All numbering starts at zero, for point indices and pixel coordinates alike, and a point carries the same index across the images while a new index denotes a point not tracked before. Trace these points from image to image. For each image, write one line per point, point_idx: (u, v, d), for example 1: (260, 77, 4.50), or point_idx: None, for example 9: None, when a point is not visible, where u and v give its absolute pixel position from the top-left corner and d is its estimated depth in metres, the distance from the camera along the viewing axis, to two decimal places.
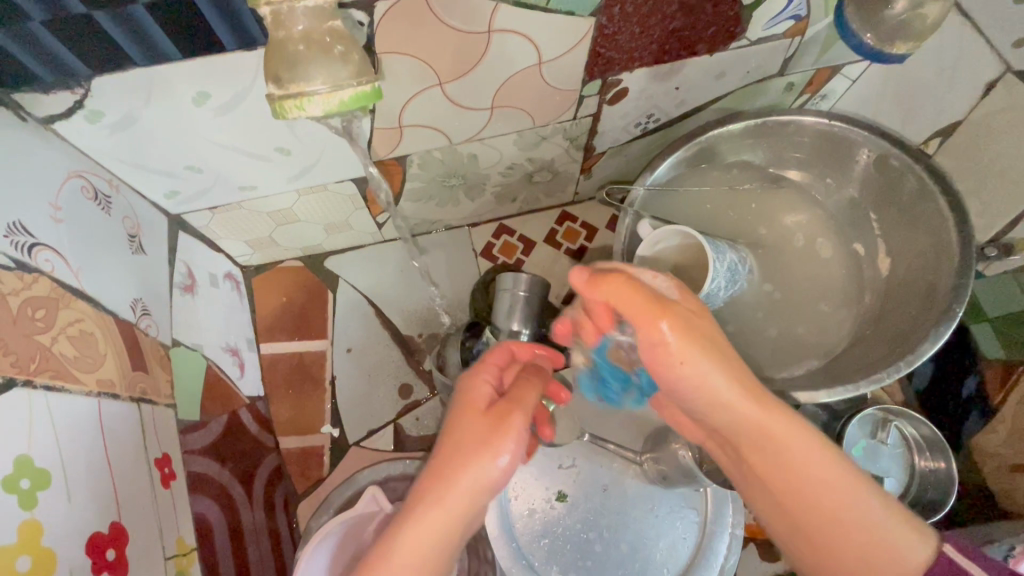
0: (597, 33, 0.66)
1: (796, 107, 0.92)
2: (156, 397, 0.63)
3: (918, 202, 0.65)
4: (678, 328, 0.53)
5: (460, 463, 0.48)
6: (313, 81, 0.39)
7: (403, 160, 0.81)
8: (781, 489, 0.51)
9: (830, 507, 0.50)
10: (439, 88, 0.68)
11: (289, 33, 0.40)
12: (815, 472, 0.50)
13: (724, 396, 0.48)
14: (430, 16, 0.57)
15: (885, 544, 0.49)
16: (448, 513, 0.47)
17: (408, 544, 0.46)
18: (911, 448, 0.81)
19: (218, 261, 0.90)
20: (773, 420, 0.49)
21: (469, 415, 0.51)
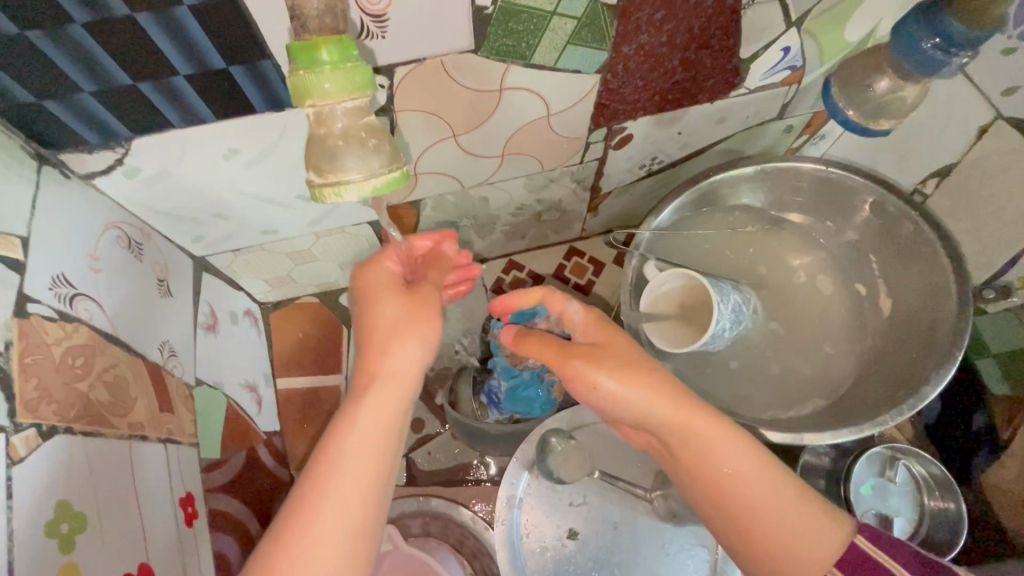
0: (602, 88, 0.69)
1: (795, 147, 0.95)
2: (181, 436, 0.66)
3: (916, 246, 0.68)
4: (607, 335, 0.59)
5: (372, 393, 0.51)
6: (346, 159, 0.43)
7: (417, 204, 0.85)
8: (705, 481, 0.53)
9: (746, 491, 0.51)
10: (452, 140, 0.72)
11: (330, 130, 0.43)
12: (731, 460, 0.51)
13: (631, 404, 0.54)
14: (446, 78, 0.61)
15: (799, 530, 0.49)
16: (370, 432, 0.49)
17: (348, 460, 0.47)
18: (921, 487, 0.81)
19: (238, 298, 0.94)
20: (681, 414, 0.53)
21: (389, 293, 0.56)
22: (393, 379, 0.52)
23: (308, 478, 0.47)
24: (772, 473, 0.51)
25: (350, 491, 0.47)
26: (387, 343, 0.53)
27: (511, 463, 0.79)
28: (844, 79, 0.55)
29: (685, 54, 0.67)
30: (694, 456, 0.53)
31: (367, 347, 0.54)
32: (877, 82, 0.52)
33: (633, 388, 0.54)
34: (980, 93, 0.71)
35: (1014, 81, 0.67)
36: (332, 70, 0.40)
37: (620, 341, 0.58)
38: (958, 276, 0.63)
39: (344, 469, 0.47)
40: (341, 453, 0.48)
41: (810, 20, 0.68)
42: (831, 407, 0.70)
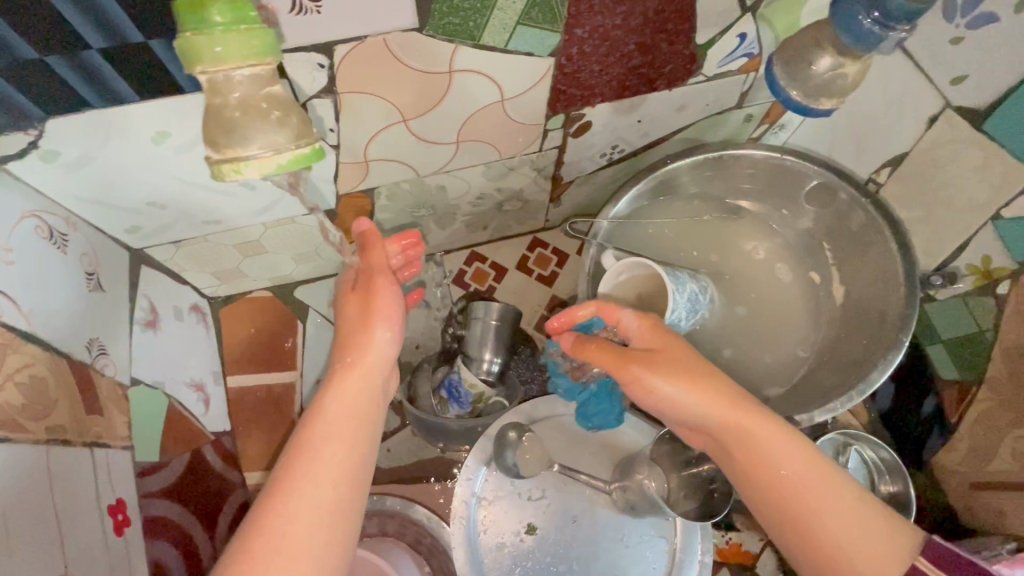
0: (557, 72, 0.68)
1: (755, 136, 0.95)
2: (113, 439, 0.62)
3: (864, 235, 0.68)
4: (658, 336, 0.58)
5: (338, 380, 0.53)
6: (250, 147, 0.40)
7: (371, 193, 0.82)
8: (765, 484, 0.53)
9: (805, 494, 0.51)
10: (403, 125, 0.69)
11: (225, 99, 0.40)
12: (789, 467, 0.52)
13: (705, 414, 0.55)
14: (392, 59, 0.58)
15: (859, 541, 0.49)
16: (341, 416, 0.51)
17: (321, 444, 0.49)
18: (873, 472, 0.83)
19: (183, 293, 0.89)
20: (738, 416, 0.54)
21: (348, 297, 0.58)
22: (355, 373, 0.54)
23: (284, 462, 0.48)
24: (829, 482, 0.51)
25: (325, 473, 0.48)
26: (348, 342, 0.55)
27: (468, 457, 0.76)
28: (787, 61, 0.57)
29: (641, 37, 0.66)
30: (752, 454, 0.53)
31: (342, 342, 0.56)
32: (817, 62, 0.55)
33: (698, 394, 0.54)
34: (931, 81, 0.72)
35: (963, 69, 0.68)
36: (240, 31, 0.37)
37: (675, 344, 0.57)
38: (907, 262, 0.64)
39: (320, 452, 0.49)
40: (314, 441, 0.49)
41: (765, 5, 0.67)
42: (788, 396, 0.71)
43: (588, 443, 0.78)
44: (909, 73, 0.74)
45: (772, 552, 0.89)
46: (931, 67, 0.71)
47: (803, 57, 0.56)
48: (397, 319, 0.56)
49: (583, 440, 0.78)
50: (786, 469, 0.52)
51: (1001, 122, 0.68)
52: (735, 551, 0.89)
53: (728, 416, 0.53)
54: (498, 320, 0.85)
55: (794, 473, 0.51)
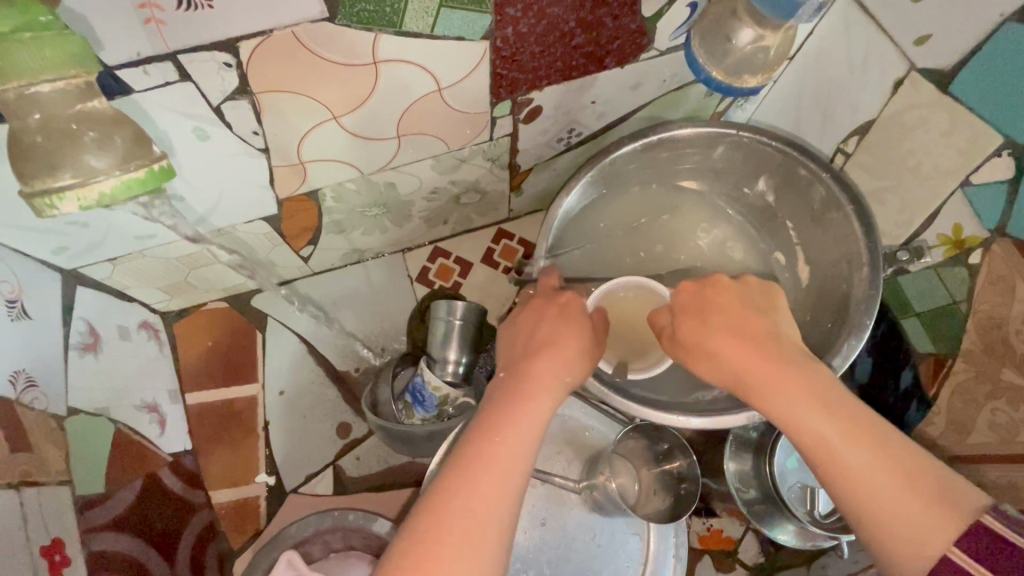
0: (495, 55, 0.63)
1: (718, 111, 0.91)
2: (43, 475, 0.59)
3: (825, 214, 0.65)
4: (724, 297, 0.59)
5: (525, 402, 0.50)
6: (59, 176, 0.39)
7: (315, 195, 0.78)
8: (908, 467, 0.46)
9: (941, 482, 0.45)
10: (335, 122, 0.64)
11: (25, 122, 0.39)
12: (819, 414, 0.48)
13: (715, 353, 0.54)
14: (307, 53, 0.53)
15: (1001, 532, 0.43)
16: (529, 436, 0.49)
17: (497, 467, 0.46)
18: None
19: (130, 311, 0.85)
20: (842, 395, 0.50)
21: (558, 319, 0.57)
22: (563, 376, 0.53)
23: (456, 481, 0.45)
24: (867, 431, 0.46)
25: (501, 493, 0.45)
26: (577, 350, 0.55)
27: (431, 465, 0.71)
28: (704, 39, 0.56)
29: (580, 14, 0.61)
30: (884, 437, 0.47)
31: (555, 354, 0.54)
32: (735, 35, 0.54)
33: (716, 334, 0.54)
34: (894, 42, 0.68)
35: (925, 28, 0.64)
36: (26, 41, 0.35)
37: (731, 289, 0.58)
38: (871, 238, 0.61)
39: (503, 469, 0.46)
40: (500, 452, 0.47)
41: None
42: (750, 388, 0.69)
43: (555, 442, 0.75)
44: (871, 35, 0.69)
45: (753, 537, 0.87)
46: (893, 27, 0.67)
47: (721, 29, 0.54)
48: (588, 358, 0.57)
49: (549, 440, 0.75)
50: (805, 418, 0.48)
51: (965, 82, 0.65)
52: (717, 537, 0.88)
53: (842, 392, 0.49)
54: (461, 321, 0.83)
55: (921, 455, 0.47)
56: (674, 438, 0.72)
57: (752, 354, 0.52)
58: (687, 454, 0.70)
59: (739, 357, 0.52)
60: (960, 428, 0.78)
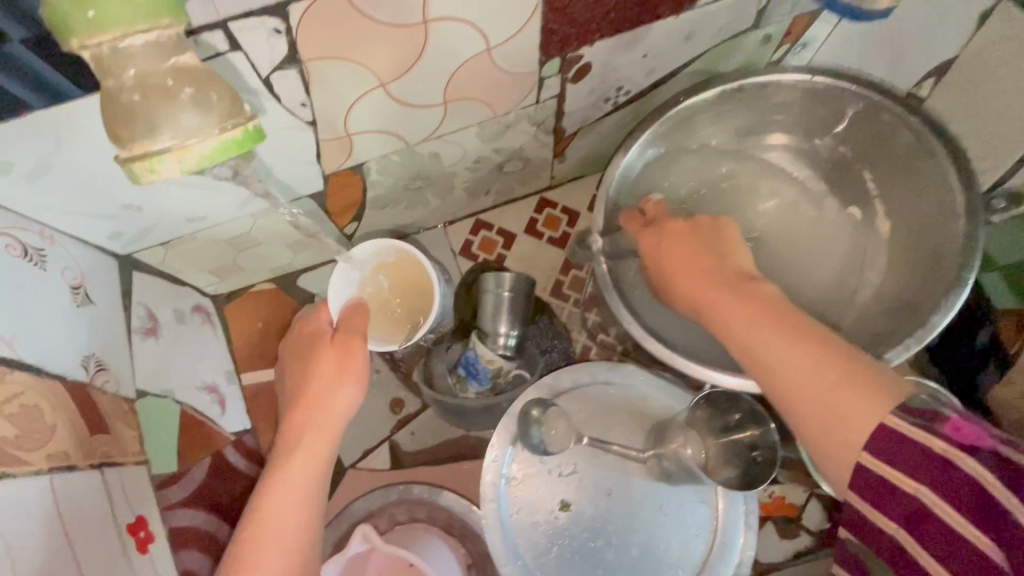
0: (547, 8, 0.59)
1: (774, 61, 0.86)
2: (120, 456, 0.60)
3: (910, 162, 0.61)
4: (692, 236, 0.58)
5: (285, 460, 0.55)
6: (160, 138, 0.37)
7: (360, 169, 0.76)
8: (775, 382, 0.47)
9: (801, 384, 0.45)
10: (382, 90, 0.62)
11: (119, 80, 0.37)
12: (806, 360, 0.46)
13: (715, 305, 0.52)
14: (356, 14, 0.51)
15: (847, 407, 0.43)
16: (296, 485, 0.54)
17: (266, 519, 0.52)
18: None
19: (183, 294, 0.85)
20: (757, 309, 0.49)
21: (323, 350, 0.62)
22: (319, 412, 0.58)
23: (246, 538, 0.51)
24: (798, 329, 0.47)
25: (285, 531, 0.52)
26: (315, 379, 0.59)
27: (494, 437, 0.72)
28: None
29: None
30: (762, 367, 0.48)
31: (298, 406, 0.58)
32: None
33: (689, 274, 0.55)
34: None
35: None
36: None
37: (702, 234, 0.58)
38: (965, 185, 0.56)
39: (277, 507, 0.53)
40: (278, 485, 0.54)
41: None
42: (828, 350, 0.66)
43: (617, 412, 0.74)
44: None
45: (818, 503, 0.85)
46: None
47: None
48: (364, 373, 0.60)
49: (610, 411, 0.74)
50: (800, 364, 0.45)
51: None
52: (779, 504, 0.86)
53: (749, 331, 0.49)
54: (511, 292, 0.81)
55: (793, 365, 0.46)
56: (748, 407, 0.68)
57: (703, 295, 0.54)
58: (763, 423, 0.67)
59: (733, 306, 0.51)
60: None
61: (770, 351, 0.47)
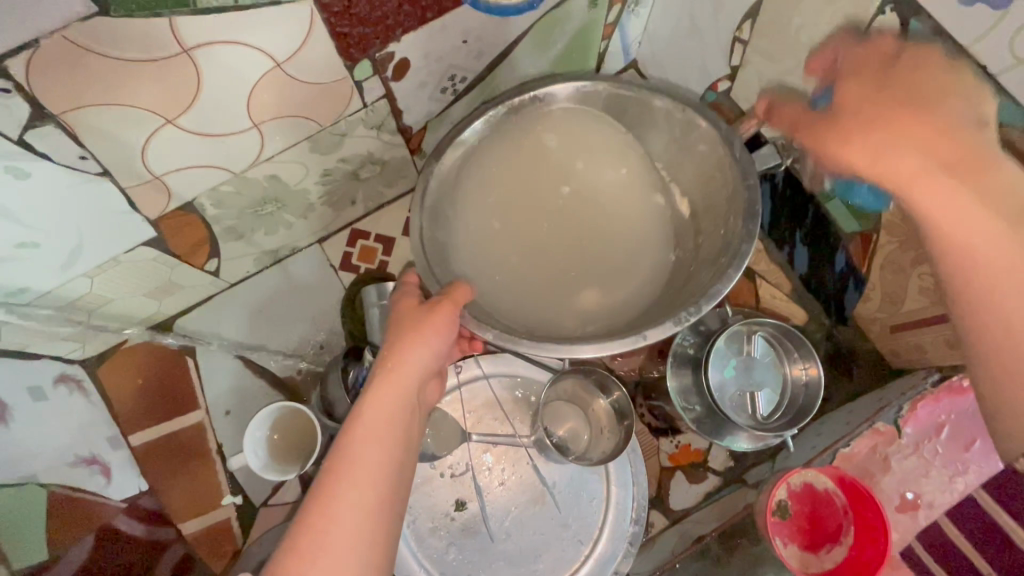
0: (326, 13, 0.56)
1: (611, 21, 0.86)
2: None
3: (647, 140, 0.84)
4: (856, 94, 0.54)
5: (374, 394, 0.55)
6: None
7: (191, 207, 0.71)
8: (969, 275, 0.49)
9: (983, 286, 0.48)
10: (173, 126, 0.58)
11: None
12: (972, 199, 0.48)
13: (908, 171, 0.50)
14: (92, 55, 0.47)
15: (1021, 310, 0.47)
16: (378, 425, 0.54)
17: (352, 469, 0.50)
18: (777, 347, 0.80)
19: (43, 368, 0.79)
20: (969, 188, 0.48)
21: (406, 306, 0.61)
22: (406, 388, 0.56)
23: (327, 470, 0.50)
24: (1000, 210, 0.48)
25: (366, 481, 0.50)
26: (394, 348, 0.58)
27: None
28: None
29: None
30: (945, 243, 0.49)
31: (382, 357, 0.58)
32: None
33: (890, 139, 0.51)
34: None
35: None
36: None
37: (932, 76, 0.52)
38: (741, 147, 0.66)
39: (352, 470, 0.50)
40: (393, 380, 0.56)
41: None
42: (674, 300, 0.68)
43: (499, 404, 0.74)
44: None
45: (719, 445, 0.87)
46: None
47: None
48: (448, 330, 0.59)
49: (496, 404, 0.74)
50: (953, 206, 0.48)
51: None
52: (687, 452, 0.87)
53: (941, 219, 0.49)
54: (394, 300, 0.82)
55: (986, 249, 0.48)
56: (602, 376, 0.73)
57: (906, 162, 0.50)
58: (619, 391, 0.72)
59: (931, 165, 0.49)
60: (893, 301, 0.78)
61: (937, 225, 0.49)
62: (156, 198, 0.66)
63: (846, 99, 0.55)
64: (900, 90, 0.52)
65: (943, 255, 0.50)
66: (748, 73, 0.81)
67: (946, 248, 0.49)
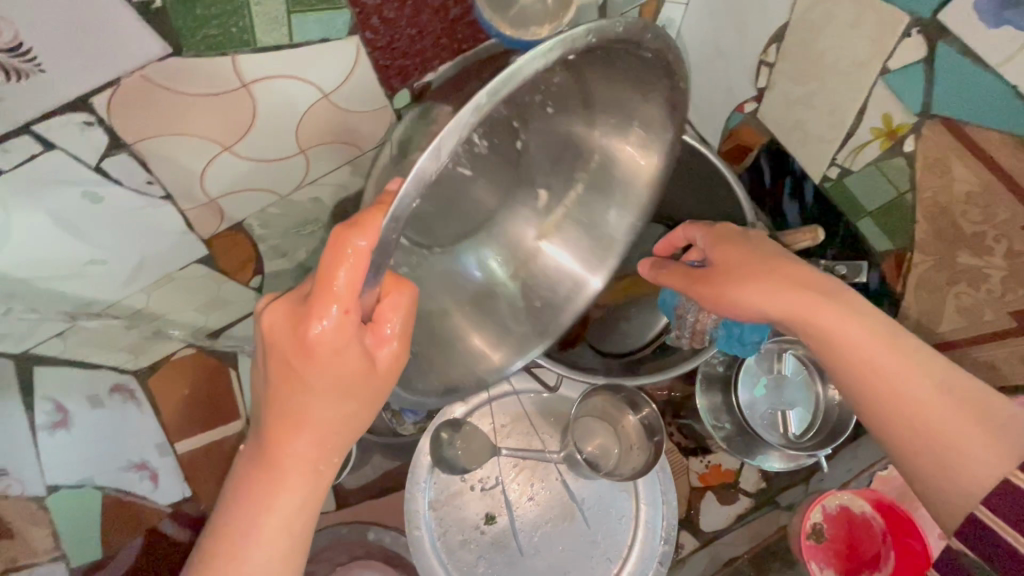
0: (370, 48, 0.60)
1: None
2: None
3: (680, 151, 0.77)
4: (732, 255, 0.60)
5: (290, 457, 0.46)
6: None
7: (239, 227, 0.76)
8: (893, 408, 0.52)
9: (923, 424, 0.51)
10: (229, 153, 0.62)
11: None
12: (921, 390, 0.51)
13: (827, 326, 0.54)
14: (161, 91, 0.52)
15: (955, 434, 0.50)
16: (286, 496, 0.46)
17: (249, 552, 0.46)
18: (810, 367, 0.81)
19: (103, 378, 0.83)
20: (888, 342, 0.53)
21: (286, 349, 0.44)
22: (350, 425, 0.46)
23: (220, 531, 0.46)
24: (897, 343, 0.53)
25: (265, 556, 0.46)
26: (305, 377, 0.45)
27: (414, 465, 0.72)
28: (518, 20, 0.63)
29: None
30: (903, 423, 0.52)
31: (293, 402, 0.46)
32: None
33: (775, 297, 0.56)
34: None
35: None
36: None
37: (782, 250, 0.59)
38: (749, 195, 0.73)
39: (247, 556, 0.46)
40: (307, 421, 0.47)
41: None
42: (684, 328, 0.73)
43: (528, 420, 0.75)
44: None
45: (751, 467, 0.85)
46: None
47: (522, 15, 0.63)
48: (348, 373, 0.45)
49: (524, 419, 0.75)
50: (895, 371, 0.52)
51: None
52: (717, 473, 0.86)
53: (876, 363, 0.53)
54: None
55: (932, 387, 0.51)
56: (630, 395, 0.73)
57: (783, 306, 0.56)
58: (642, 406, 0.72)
59: (799, 306, 0.55)
60: (932, 320, 0.76)
61: (899, 418, 0.52)
62: (210, 219, 0.71)
63: (724, 258, 0.61)
64: (771, 247, 0.59)
65: (888, 414, 0.53)
66: (774, 96, 0.82)
67: (880, 388, 0.52)
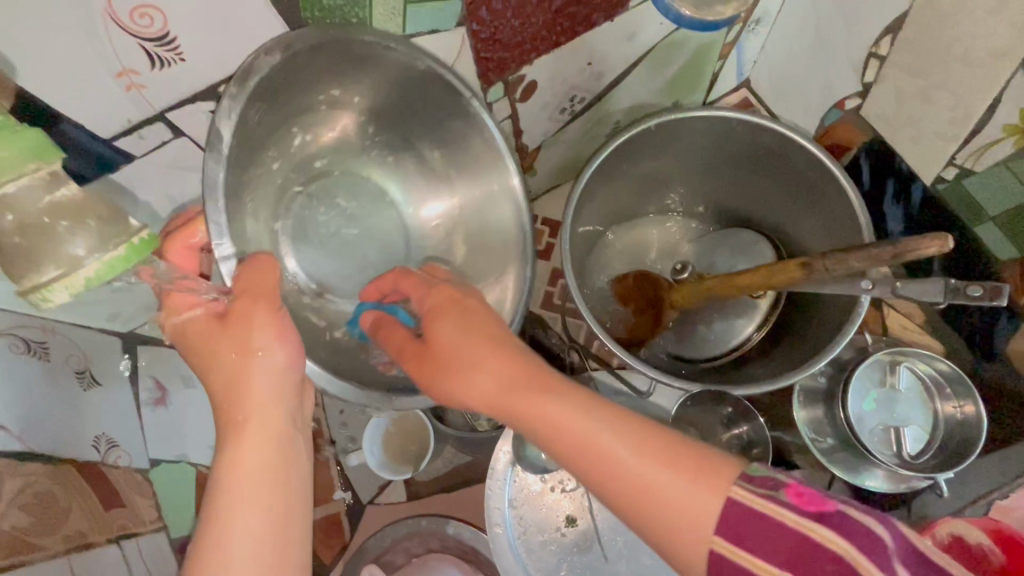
0: (475, 39, 0.60)
1: (732, 41, 0.84)
2: (63, 544, 0.58)
3: (787, 147, 0.73)
4: (443, 311, 0.51)
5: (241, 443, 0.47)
6: (44, 270, 0.41)
7: None
8: (605, 475, 0.42)
9: (651, 490, 0.40)
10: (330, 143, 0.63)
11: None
12: (616, 451, 0.42)
13: (549, 410, 0.44)
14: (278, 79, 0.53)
15: (669, 502, 0.40)
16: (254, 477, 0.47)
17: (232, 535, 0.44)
18: (927, 385, 0.80)
19: None
20: (576, 422, 0.43)
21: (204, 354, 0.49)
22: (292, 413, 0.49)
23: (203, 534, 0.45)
24: (597, 402, 0.44)
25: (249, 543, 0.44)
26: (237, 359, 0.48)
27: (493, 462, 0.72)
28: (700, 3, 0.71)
29: None
30: (644, 494, 0.41)
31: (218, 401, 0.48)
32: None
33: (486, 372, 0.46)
34: None
35: None
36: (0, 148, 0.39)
37: (469, 309, 0.51)
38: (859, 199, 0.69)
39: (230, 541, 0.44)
40: (253, 392, 0.49)
41: None
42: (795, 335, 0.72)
43: None
44: None
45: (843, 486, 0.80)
46: None
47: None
48: (288, 336, 0.50)
49: None
50: (594, 435, 0.42)
51: None
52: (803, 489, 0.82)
53: (572, 430, 0.43)
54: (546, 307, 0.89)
55: (626, 452, 0.41)
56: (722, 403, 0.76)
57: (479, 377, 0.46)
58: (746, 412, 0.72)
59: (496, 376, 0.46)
60: None
61: (632, 485, 0.41)
62: None
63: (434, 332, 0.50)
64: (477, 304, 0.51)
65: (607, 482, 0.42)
66: (885, 91, 0.77)
67: (597, 459, 0.42)
